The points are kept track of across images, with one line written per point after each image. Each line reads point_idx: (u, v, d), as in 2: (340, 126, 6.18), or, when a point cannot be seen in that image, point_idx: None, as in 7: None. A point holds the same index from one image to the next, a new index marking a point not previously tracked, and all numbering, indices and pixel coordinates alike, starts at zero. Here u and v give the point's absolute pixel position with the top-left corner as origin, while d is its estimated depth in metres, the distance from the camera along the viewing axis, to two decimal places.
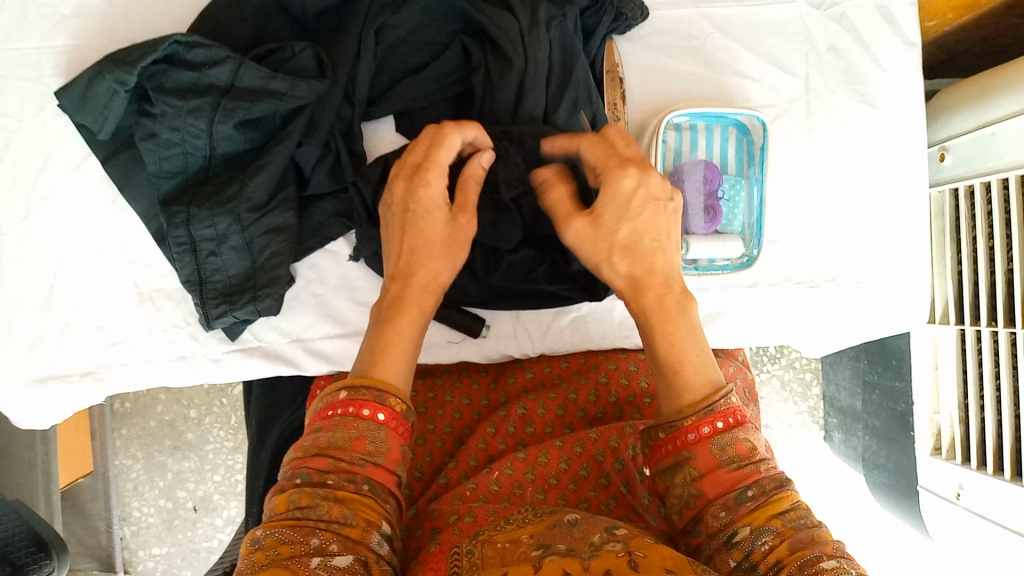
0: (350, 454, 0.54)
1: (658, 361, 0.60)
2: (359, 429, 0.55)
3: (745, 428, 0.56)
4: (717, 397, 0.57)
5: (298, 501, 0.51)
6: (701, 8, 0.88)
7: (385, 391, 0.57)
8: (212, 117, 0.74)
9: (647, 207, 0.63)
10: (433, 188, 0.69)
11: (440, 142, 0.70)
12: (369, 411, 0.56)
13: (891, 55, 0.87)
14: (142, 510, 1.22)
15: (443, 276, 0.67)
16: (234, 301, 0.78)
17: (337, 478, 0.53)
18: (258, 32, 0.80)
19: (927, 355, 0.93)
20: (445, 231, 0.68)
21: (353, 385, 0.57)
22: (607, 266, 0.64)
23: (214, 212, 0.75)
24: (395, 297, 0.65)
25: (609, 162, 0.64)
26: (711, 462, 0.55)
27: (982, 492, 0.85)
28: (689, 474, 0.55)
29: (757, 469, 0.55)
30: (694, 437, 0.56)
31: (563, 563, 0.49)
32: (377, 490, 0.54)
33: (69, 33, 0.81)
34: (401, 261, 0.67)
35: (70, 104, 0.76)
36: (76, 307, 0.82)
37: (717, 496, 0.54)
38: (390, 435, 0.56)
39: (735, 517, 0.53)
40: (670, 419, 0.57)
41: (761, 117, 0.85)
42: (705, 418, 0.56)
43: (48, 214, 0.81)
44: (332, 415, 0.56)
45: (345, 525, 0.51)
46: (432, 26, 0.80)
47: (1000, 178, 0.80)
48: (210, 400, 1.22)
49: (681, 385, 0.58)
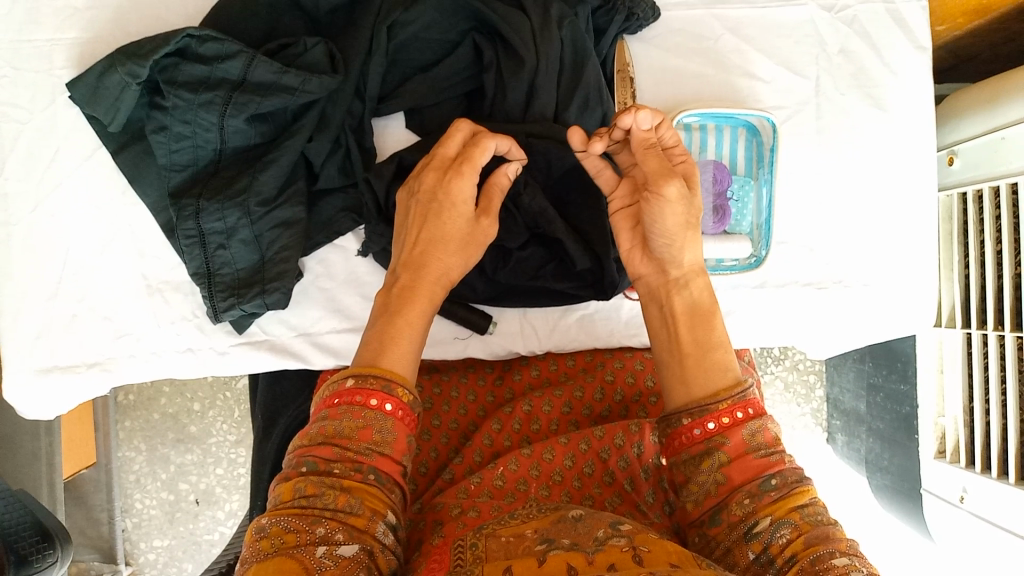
0: (356, 443, 0.54)
1: (712, 340, 0.61)
2: (365, 419, 0.55)
3: (771, 418, 0.57)
4: (748, 385, 0.58)
5: (304, 490, 0.51)
6: (713, 9, 0.88)
7: (393, 380, 0.57)
8: (223, 111, 0.75)
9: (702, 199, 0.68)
10: (466, 184, 0.68)
11: (477, 143, 0.69)
12: (376, 401, 0.56)
13: (902, 58, 0.87)
14: (144, 502, 1.23)
15: (453, 272, 0.68)
16: (242, 294, 0.78)
17: (343, 467, 0.53)
18: (270, 27, 0.80)
19: (932, 358, 0.93)
20: (466, 228, 0.69)
21: (360, 374, 0.57)
22: (690, 237, 0.64)
23: (223, 206, 0.75)
24: (404, 286, 0.65)
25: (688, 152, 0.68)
26: (740, 448, 0.55)
27: (984, 496, 0.85)
28: (716, 460, 0.55)
29: (783, 459, 0.55)
30: (727, 422, 0.56)
31: (567, 558, 0.49)
32: (384, 479, 0.55)
33: (82, 26, 0.82)
34: (416, 251, 0.67)
35: (82, 96, 0.77)
36: (85, 298, 0.82)
37: (743, 483, 0.54)
38: (396, 425, 0.56)
39: (757, 506, 0.53)
40: (703, 402, 0.57)
41: (772, 118, 0.85)
42: (738, 404, 0.57)
43: (58, 206, 0.82)
44: (338, 403, 0.56)
45: (351, 515, 0.51)
46: (444, 23, 0.80)
47: (1009, 183, 0.80)
48: (214, 393, 1.22)
49: (722, 366, 0.60)
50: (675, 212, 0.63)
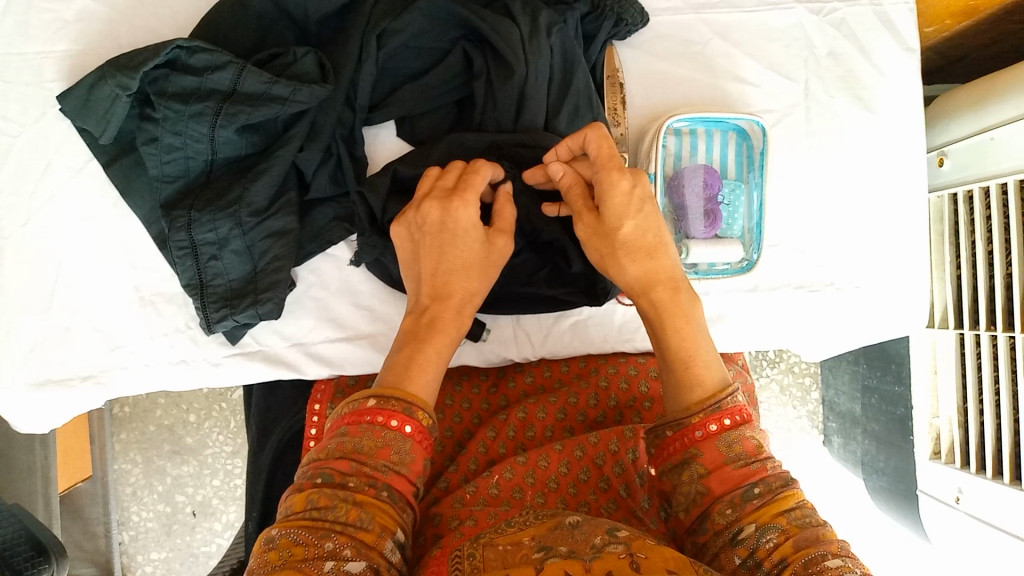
0: (374, 460, 0.54)
1: (669, 357, 0.61)
2: (385, 438, 0.55)
3: (751, 426, 0.57)
4: (722, 395, 0.58)
5: (316, 502, 0.51)
6: (701, 14, 0.88)
7: (414, 404, 0.58)
8: (214, 122, 0.74)
9: (645, 205, 0.66)
10: (472, 211, 0.69)
11: (474, 170, 0.72)
12: (396, 422, 0.56)
13: (890, 61, 0.88)
14: (141, 515, 1.22)
15: (477, 296, 0.69)
16: (235, 305, 0.78)
17: (358, 482, 0.53)
18: (260, 37, 0.80)
19: (926, 359, 0.93)
20: (481, 252, 0.69)
21: (382, 395, 0.57)
22: (615, 261, 0.65)
23: (216, 216, 0.75)
24: (432, 316, 0.65)
25: (606, 165, 0.66)
26: (718, 459, 0.56)
27: (981, 496, 0.85)
28: (695, 471, 0.56)
29: (764, 466, 0.56)
30: (700, 434, 0.57)
31: (564, 565, 0.49)
32: (397, 498, 0.54)
33: (72, 38, 0.82)
34: (437, 280, 0.67)
35: (72, 109, 0.77)
36: (77, 311, 0.82)
37: (724, 493, 0.55)
38: (414, 447, 0.57)
39: (741, 514, 0.54)
40: (678, 416, 0.58)
41: (761, 122, 0.85)
42: (712, 416, 0.57)
43: (50, 220, 0.82)
44: (359, 421, 0.56)
45: (360, 530, 0.51)
46: (434, 32, 0.80)
47: (999, 183, 0.81)
48: (209, 404, 1.22)
49: (691, 381, 0.59)
50: (587, 241, 0.68)
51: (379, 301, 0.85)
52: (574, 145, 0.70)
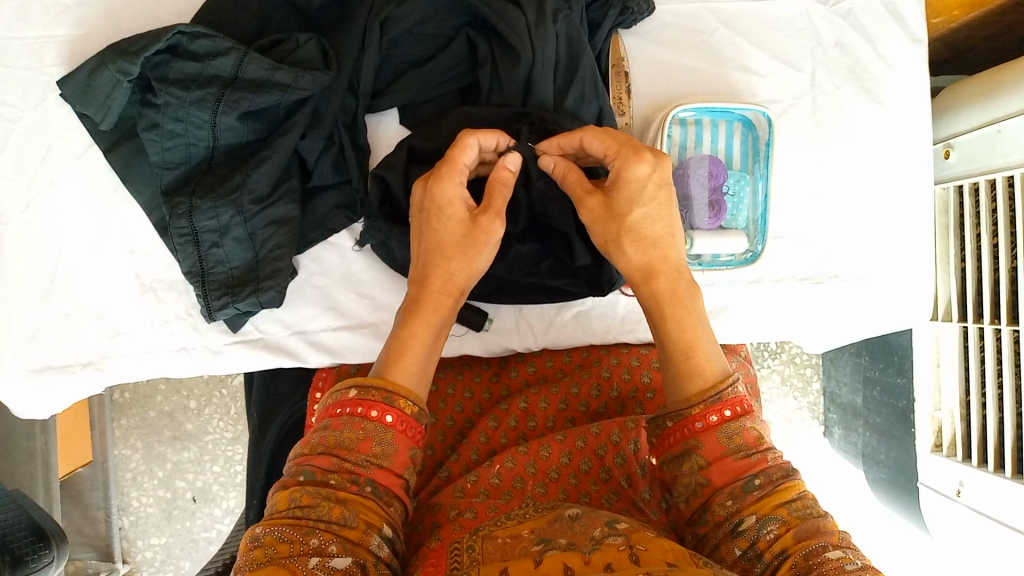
0: (355, 454, 0.54)
1: (668, 345, 0.61)
2: (365, 431, 0.55)
3: (751, 417, 0.57)
4: (722, 387, 0.58)
5: (299, 500, 0.51)
6: (707, 2, 0.87)
7: (395, 392, 0.57)
8: (215, 108, 0.74)
9: (659, 189, 0.66)
10: (449, 185, 0.69)
11: (458, 143, 0.69)
12: (377, 413, 0.56)
13: (898, 51, 0.87)
14: (141, 500, 1.22)
15: (457, 277, 0.68)
16: (236, 293, 0.78)
17: (340, 479, 0.53)
18: (262, 22, 0.79)
19: (929, 352, 0.93)
20: (462, 229, 0.69)
21: (362, 385, 0.57)
22: (618, 246, 0.66)
23: (217, 203, 0.75)
24: (411, 299, 0.67)
25: (622, 148, 0.67)
26: (718, 451, 0.56)
27: (982, 490, 0.85)
28: (696, 463, 0.56)
29: (764, 458, 0.55)
30: (701, 425, 0.57)
31: (564, 558, 0.48)
32: (381, 492, 0.55)
33: (72, 22, 0.81)
34: (420, 263, 0.69)
35: (72, 93, 0.76)
36: (77, 297, 0.82)
37: (724, 485, 0.55)
38: (397, 437, 0.56)
39: (741, 506, 0.54)
40: (678, 407, 0.58)
41: (767, 112, 0.84)
42: (713, 407, 0.57)
43: (50, 206, 0.81)
44: (340, 414, 0.56)
45: (344, 527, 0.51)
46: (437, 18, 0.79)
47: (1005, 176, 0.80)
48: (210, 390, 1.22)
49: (691, 372, 0.59)
50: (591, 223, 0.68)
51: (382, 289, 0.84)
52: (568, 143, 0.71)
